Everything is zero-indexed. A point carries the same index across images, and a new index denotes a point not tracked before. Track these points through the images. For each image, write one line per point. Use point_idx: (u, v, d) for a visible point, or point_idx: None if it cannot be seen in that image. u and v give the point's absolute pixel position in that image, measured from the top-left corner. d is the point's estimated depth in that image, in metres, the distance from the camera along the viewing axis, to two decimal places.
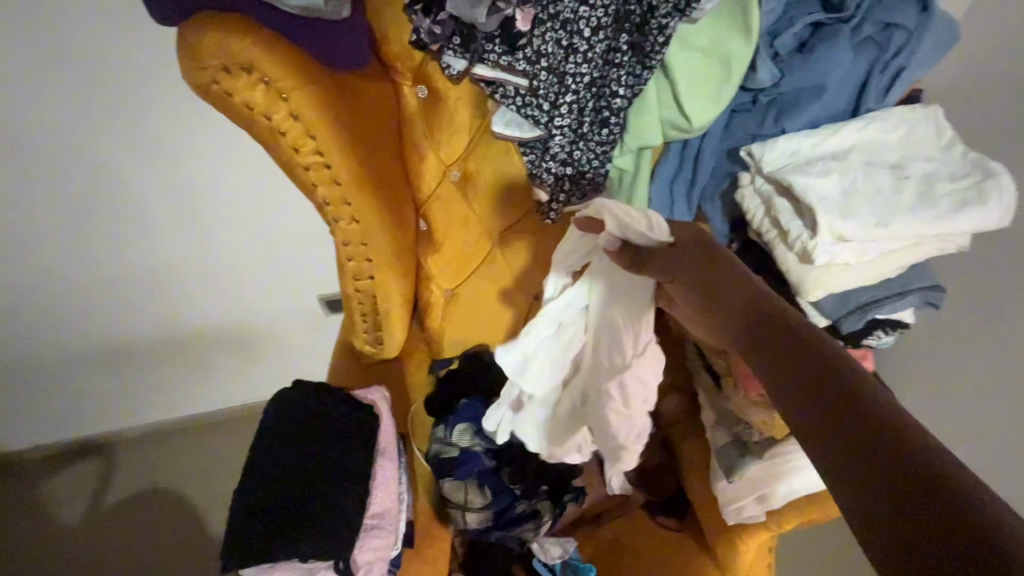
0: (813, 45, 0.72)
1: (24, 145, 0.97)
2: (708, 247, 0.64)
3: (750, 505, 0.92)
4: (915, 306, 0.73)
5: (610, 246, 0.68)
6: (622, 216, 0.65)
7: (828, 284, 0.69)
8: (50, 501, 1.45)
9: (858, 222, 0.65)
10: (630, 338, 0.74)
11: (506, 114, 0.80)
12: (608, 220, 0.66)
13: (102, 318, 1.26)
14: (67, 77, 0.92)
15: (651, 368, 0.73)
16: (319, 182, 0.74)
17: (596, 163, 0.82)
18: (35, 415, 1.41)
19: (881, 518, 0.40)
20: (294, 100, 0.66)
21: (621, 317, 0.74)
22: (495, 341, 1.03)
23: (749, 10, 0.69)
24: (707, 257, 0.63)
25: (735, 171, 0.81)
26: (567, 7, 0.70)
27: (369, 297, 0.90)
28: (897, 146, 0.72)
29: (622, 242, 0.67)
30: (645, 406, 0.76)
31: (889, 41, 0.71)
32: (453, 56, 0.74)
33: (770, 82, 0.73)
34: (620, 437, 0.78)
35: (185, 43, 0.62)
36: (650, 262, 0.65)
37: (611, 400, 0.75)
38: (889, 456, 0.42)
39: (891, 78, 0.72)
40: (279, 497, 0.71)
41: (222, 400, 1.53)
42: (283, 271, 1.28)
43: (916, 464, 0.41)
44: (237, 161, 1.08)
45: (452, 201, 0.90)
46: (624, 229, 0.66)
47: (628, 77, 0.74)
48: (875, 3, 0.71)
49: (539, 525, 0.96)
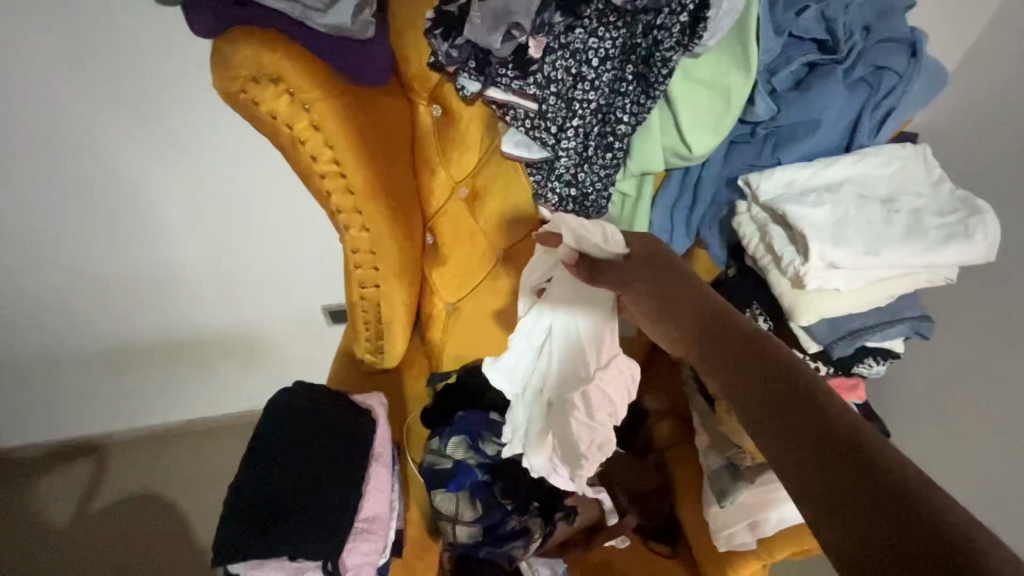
0: (809, 83, 0.75)
1: (49, 148, 1.01)
2: (663, 260, 0.69)
3: (742, 532, 0.91)
4: (904, 335, 0.75)
5: (569, 260, 0.71)
6: (580, 228, 0.70)
7: (818, 308, 0.71)
8: (39, 500, 1.44)
9: (849, 251, 0.67)
10: (600, 344, 0.78)
11: (516, 134, 0.84)
12: (564, 231, 0.70)
13: (109, 317, 1.28)
14: (94, 85, 0.95)
15: (621, 371, 0.76)
16: (333, 190, 0.77)
17: (600, 186, 0.85)
18: (35, 411, 1.41)
19: (846, 521, 0.44)
20: (316, 111, 0.70)
21: (591, 325, 0.79)
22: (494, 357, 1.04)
23: (750, 47, 0.73)
24: (663, 270, 0.68)
25: (734, 198, 0.85)
26: (578, 38, 0.74)
27: (373, 306, 0.92)
28: (888, 181, 0.75)
29: (580, 254, 0.71)
30: (611, 419, 0.76)
31: (881, 81, 0.75)
32: (467, 79, 0.78)
33: (767, 116, 0.77)
34: (582, 447, 0.77)
35: (221, 55, 0.67)
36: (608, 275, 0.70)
37: (576, 409, 0.76)
38: (848, 460, 0.46)
39: (882, 117, 0.77)
40: (274, 495, 0.72)
41: (220, 404, 1.53)
42: (291, 278, 1.31)
43: (859, 456, 0.46)
44: (253, 171, 1.11)
45: (460, 217, 0.93)
46: (581, 240, 0.69)
47: (633, 105, 0.78)
48: (868, 46, 0.75)
49: (529, 542, 0.96)
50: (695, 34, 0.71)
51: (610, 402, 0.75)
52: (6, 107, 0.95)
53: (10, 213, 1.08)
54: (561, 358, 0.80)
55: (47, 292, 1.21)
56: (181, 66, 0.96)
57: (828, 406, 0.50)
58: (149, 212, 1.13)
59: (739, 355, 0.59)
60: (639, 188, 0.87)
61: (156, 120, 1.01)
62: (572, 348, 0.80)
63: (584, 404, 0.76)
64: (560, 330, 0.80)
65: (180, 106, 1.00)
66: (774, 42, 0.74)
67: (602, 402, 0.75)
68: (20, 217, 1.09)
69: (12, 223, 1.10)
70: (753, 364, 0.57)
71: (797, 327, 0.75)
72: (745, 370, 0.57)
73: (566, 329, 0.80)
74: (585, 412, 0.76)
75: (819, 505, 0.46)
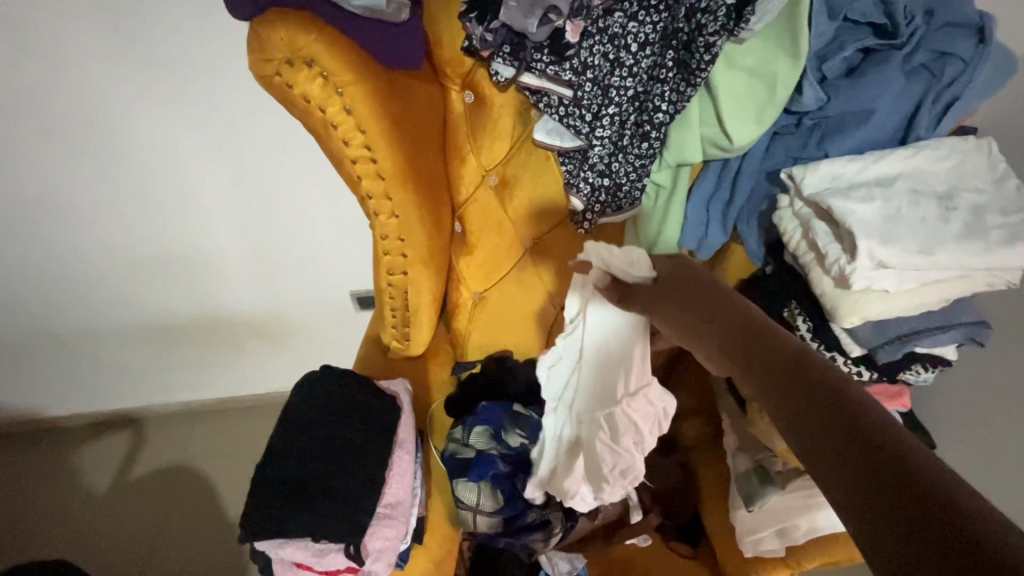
0: (862, 71, 0.71)
1: (95, 129, 1.05)
2: (688, 275, 0.69)
3: (770, 538, 0.89)
4: (958, 342, 0.70)
5: (601, 283, 0.78)
6: (605, 253, 0.76)
7: (862, 311, 0.67)
8: (82, 467, 1.51)
9: (901, 250, 0.63)
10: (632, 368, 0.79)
11: (548, 122, 0.81)
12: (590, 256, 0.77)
13: (149, 295, 1.33)
14: (139, 69, 0.98)
15: (649, 400, 0.77)
16: (364, 175, 0.77)
17: (634, 176, 0.83)
18: (79, 383, 1.48)
19: (880, 530, 0.40)
20: (348, 95, 0.70)
21: (620, 348, 0.81)
22: (519, 348, 1.04)
23: (800, 32, 0.68)
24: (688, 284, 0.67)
25: (773, 193, 0.81)
26: (616, 22, 0.72)
27: (401, 293, 0.92)
28: (946, 177, 0.70)
29: (610, 278, 0.77)
30: (636, 445, 0.78)
31: (942, 69, 0.70)
32: (502, 64, 0.76)
33: (815, 106, 0.73)
34: (606, 471, 0.80)
35: (254, 35, 0.66)
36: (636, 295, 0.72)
37: (600, 431, 0.80)
38: (883, 467, 0.42)
39: (943, 108, 0.71)
40: (300, 475, 0.73)
41: (250, 384, 1.57)
42: (321, 263, 1.33)
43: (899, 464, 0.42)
44: (287, 156, 1.13)
45: (489, 206, 0.92)
46: (606, 263, 0.76)
47: (671, 93, 0.75)
48: (929, 31, 0.70)
49: (549, 536, 0.93)
50: (740, 19, 0.66)
51: (632, 430, 0.78)
52: (57, 90, 0.99)
53: (58, 192, 1.13)
54: (595, 375, 0.83)
55: (92, 270, 1.26)
56: (220, 51, 0.98)
57: (862, 408, 0.46)
58: (187, 194, 1.16)
59: (764, 358, 0.55)
60: (675, 180, 0.85)
61: (196, 104, 1.03)
62: (606, 367, 0.82)
63: (609, 428, 0.79)
64: (595, 347, 0.83)
65: (218, 90, 1.02)
66: (827, 26, 0.70)
67: (625, 427, 0.78)
68: (68, 196, 1.13)
69: (60, 202, 1.14)
70: (781, 369, 0.53)
71: (839, 327, 0.72)
72: (772, 373, 0.53)
73: (601, 346, 0.83)
74: (608, 436, 0.79)
75: (857, 516, 0.42)
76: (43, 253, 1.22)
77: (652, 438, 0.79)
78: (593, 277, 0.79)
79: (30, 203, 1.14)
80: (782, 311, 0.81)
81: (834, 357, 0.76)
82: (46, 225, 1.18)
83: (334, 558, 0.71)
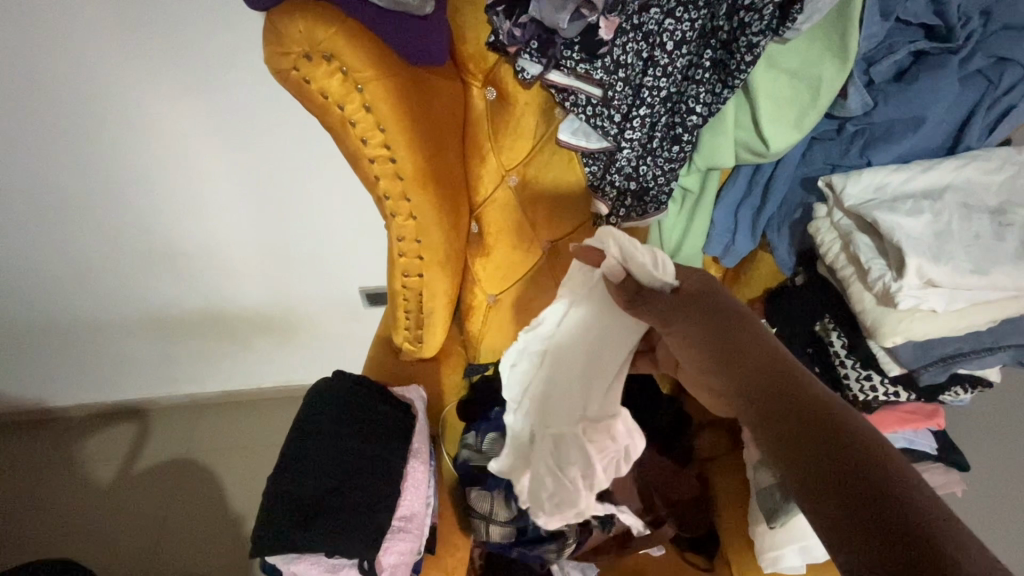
0: (915, 75, 0.67)
1: (101, 118, 1.01)
2: (723, 301, 0.63)
3: (791, 555, 0.85)
4: (1003, 364, 0.70)
5: (612, 276, 0.67)
6: (627, 245, 0.65)
7: (908, 330, 0.65)
8: (87, 458, 1.50)
9: (952, 268, 0.61)
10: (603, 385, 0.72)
11: (574, 122, 0.77)
12: (608, 244, 0.66)
13: (155, 288, 1.30)
14: (148, 57, 0.94)
15: (614, 439, 0.71)
16: (382, 175, 0.74)
17: (663, 181, 0.78)
18: (84, 374, 1.46)
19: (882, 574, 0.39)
20: (368, 92, 0.67)
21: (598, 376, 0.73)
22: None
23: (850, 34, 0.64)
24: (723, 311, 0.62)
25: (808, 201, 0.78)
26: (652, 19, 0.68)
27: (415, 296, 0.88)
28: (1000, 189, 0.66)
29: (627, 274, 0.66)
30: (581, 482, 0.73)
31: (1001, 76, 0.67)
32: (528, 61, 0.72)
33: (861, 111, 0.69)
34: (544, 496, 0.75)
35: (272, 27, 0.62)
36: (650, 306, 0.64)
37: (549, 457, 0.75)
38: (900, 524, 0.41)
39: (998, 116, 0.69)
40: (312, 487, 0.71)
41: (256, 378, 1.55)
42: (331, 259, 1.30)
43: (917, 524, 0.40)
44: (299, 150, 1.09)
45: (508, 207, 0.88)
46: (626, 257, 0.65)
47: (707, 95, 0.72)
48: (986, 35, 0.66)
49: (563, 547, 0.89)
50: (786, 17, 0.63)
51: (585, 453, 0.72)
52: (63, 77, 0.95)
53: (63, 182, 1.09)
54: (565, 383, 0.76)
55: (97, 261, 1.23)
56: (232, 40, 0.94)
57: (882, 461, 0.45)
58: (196, 186, 1.12)
59: (785, 398, 0.53)
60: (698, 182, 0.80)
61: (206, 94, 1.00)
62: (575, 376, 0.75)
63: (560, 455, 0.74)
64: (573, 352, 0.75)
65: (229, 80, 0.98)
66: (879, 27, 0.66)
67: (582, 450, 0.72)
68: (72, 185, 1.10)
69: (64, 192, 1.11)
70: (798, 411, 0.52)
71: (877, 345, 0.71)
72: (795, 417, 0.51)
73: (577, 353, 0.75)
74: (556, 462, 0.74)
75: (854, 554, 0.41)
76: (47, 243, 1.19)
77: (605, 479, 0.73)
78: (605, 265, 0.67)
79: (34, 193, 1.11)
80: (815, 324, 0.78)
81: (871, 376, 0.73)
82: (51, 215, 1.15)
83: (347, 573, 0.69)
